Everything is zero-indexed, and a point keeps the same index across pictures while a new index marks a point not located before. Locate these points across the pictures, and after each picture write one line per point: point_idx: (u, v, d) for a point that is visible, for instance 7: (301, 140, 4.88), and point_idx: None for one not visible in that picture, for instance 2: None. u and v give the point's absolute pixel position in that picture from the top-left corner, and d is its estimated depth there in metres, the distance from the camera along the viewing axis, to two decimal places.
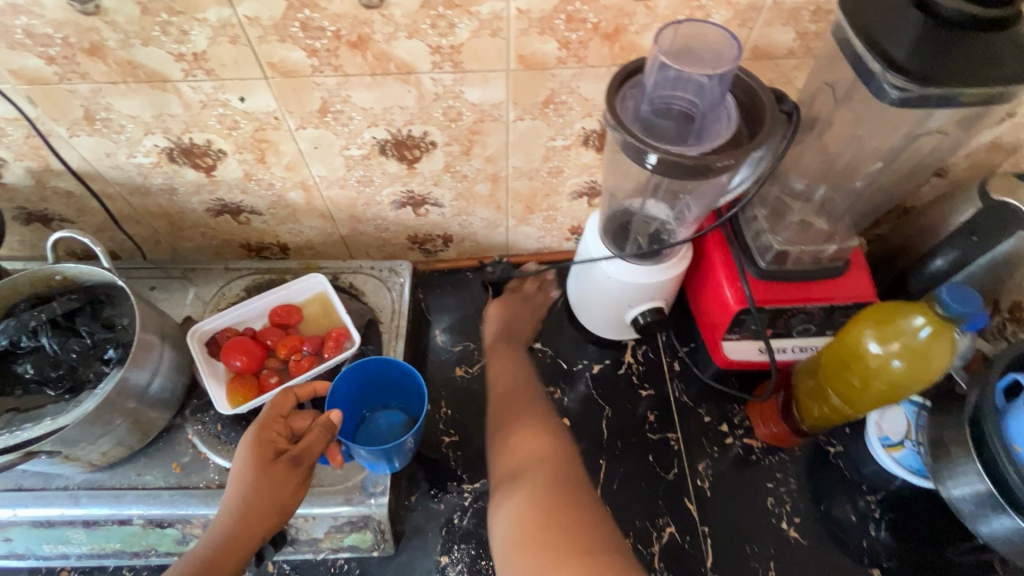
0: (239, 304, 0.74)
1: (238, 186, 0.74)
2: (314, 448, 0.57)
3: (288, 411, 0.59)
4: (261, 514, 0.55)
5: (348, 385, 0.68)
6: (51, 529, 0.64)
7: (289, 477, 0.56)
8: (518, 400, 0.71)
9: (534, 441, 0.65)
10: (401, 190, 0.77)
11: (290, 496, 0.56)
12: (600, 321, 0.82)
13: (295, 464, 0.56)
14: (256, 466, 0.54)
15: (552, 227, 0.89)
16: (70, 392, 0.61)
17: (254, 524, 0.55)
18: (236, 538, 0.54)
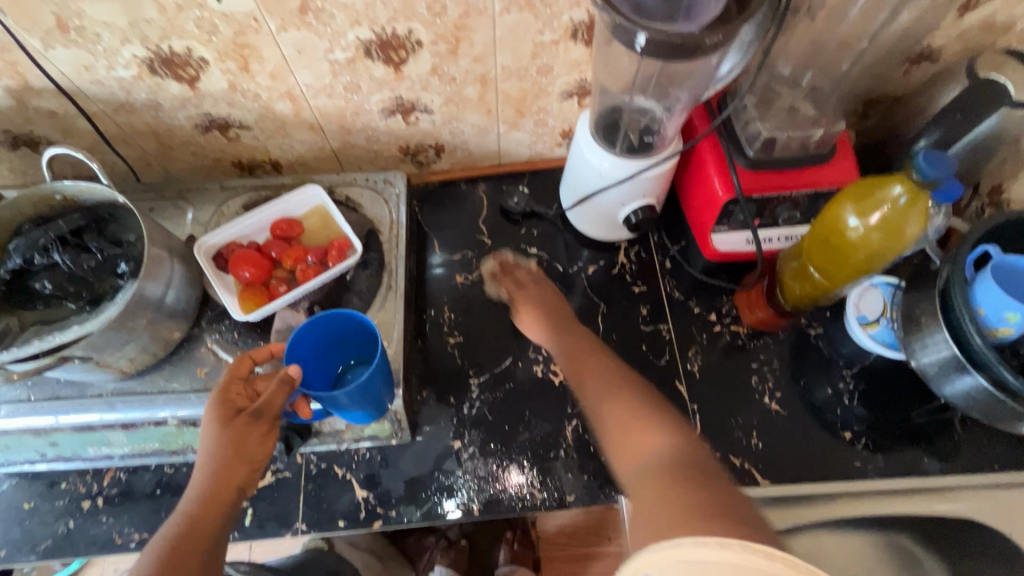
0: (240, 219, 0.75)
1: (224, 98, 0.73)
2: (276, 399, 0.59)
3: (246, 375, 0.62)
4: (231, 468, 0.57)
5: (306, 344, 0.67)
6: (92, 433, 0.70)
7: (252, 429, 0.58)
8: (613, 383, 0.55)
9: (624, 417, 0.51)
10: (390, 96, 0.77)
11: (257, 448, 0.59)
12: (594, 224, 0.85)
13: (259, 414, 0.58)
14: (219, 421, 0.57)
15: (542, 132, 0.88)
16: (91, 304, 0.63)
17: (229, 480, 0.56)
18: (214, 493, 0.56)
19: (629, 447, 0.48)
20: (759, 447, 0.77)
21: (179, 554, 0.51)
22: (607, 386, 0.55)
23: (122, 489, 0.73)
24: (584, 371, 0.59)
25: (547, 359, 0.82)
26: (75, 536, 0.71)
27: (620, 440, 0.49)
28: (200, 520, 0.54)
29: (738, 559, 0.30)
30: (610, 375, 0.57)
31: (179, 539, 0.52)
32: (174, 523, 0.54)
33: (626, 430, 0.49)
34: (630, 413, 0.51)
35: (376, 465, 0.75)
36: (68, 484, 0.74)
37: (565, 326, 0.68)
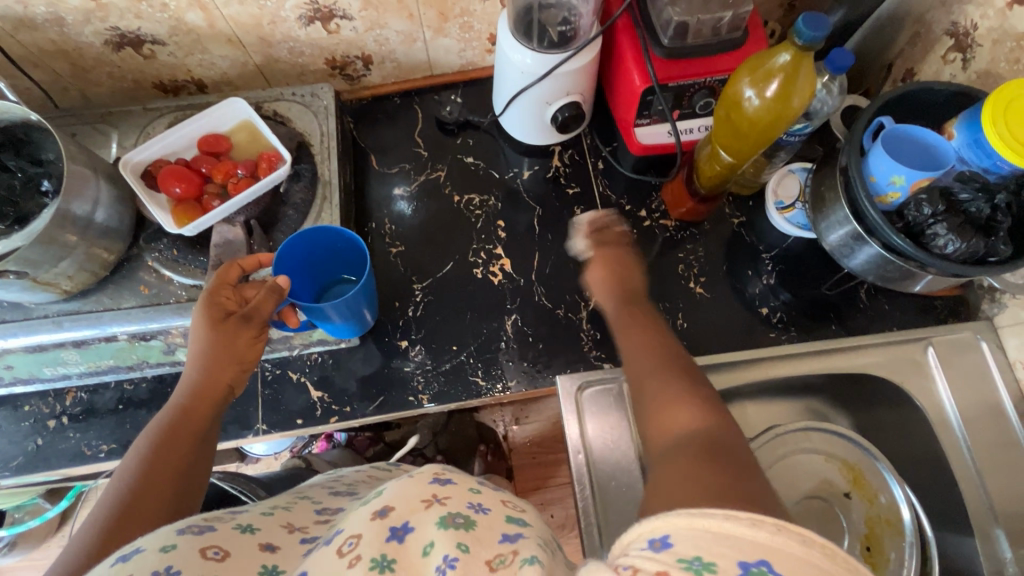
0: (164, 135, 0.75)
1: (130, 9, 0.71)
2: (263, 309, 0.62)
3: (235, 282, 0.64)
4: (222, 367, 0.61)
5: (293, 258, 0.70)
6: (46, 353, 0.72)
7: (241, 333, 0.62)
8: (666, 375, 0.46)
9: (681, 415, 0.42)
10: (305, 2, 0.75)
11: (246, 351, 0.63)
12: (526, 128, 0.86)
13: (247, 321, 0.62)
14: (209, 322, 0.60)
15: (470, 37, 0.88)
16: (18, 221, 0.64)
17: (218, 380, 0.60)
18: (204, 387, 0.60)
19: (658, 404, 0.44)
20: (685, 326, 0.83)
21: (175, 439, 0.55)
22: (661, 359, 0.48)
23: (84, 406, 0.77)
24: (649, 346, 0.51)
25: (486, 261, 0.86)
26: (45, 451, 0.75)
27: (650, 423, 0.44)
28: (192, 412, 0.58)
29: (779, 543, 0.29)
30: (666, 359, 0.48)
31: (174, 427, 0.56)
32: (168, 413, 0.58)
33: (671, 420, 0.42)
34: (666, 395, 0.44)
35: (328, 367, 0.80)
36: (30, 406, 0.77)
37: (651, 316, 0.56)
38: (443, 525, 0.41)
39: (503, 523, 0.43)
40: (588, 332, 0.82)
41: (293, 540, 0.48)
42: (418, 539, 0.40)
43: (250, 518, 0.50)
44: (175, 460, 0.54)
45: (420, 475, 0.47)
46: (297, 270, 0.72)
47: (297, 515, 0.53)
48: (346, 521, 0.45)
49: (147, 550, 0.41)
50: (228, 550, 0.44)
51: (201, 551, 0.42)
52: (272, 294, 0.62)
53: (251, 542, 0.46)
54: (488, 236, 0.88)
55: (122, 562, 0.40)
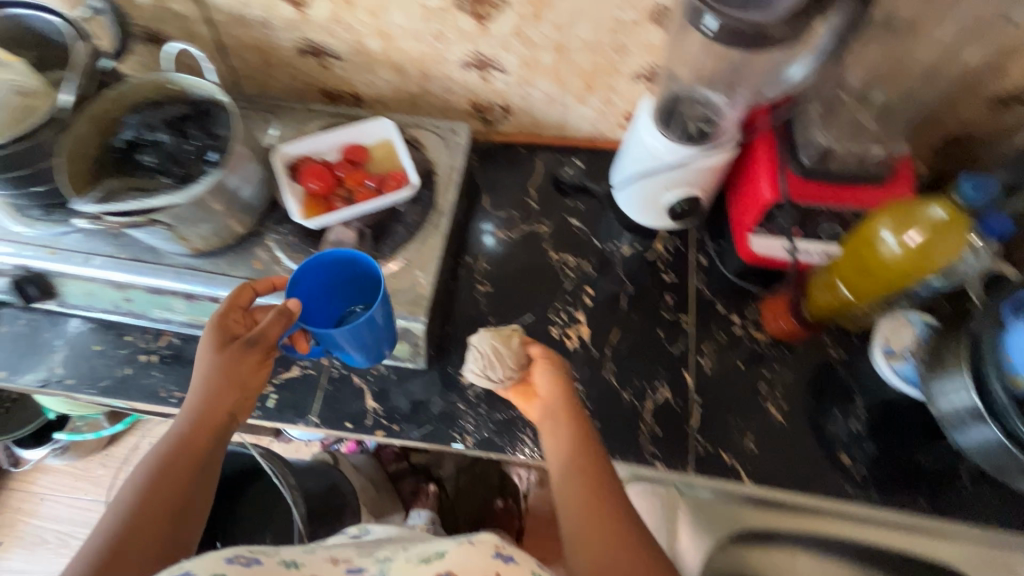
0: (317, 135, 0.84)
1: (325, 27, 0.81)
2: (270, 330, 0.62)
3: (245, 307, 0.66)
4: (225, 392, 0.62)
5: (317, 283, 0.69)
6: (160, 296, 0.80)
7: (245, 358, 0.63)
8: (598, 502, 0.54)
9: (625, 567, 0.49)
10: (471, 51, 0.82)
11: (250, 375, 0.63)
12: (639, 207, 0.87)
13: (252, 348, 0.63)
14: (214, 346, 0.62)
15: (608, 111, 0.91)
16: (181, 180, 0.73)
17: (216, 408, 0.61)
18: (205, 418, 0.61)
19: (585, 504, 0.54)
20: (753, 451, 0.78)
21: (166, 478, 0.56)
22: (596, 464, 0.57)
23: (174, 352, 0.84)
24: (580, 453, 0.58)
25: (565, 323, 0.86)
26: (129, 382, 0.82)
27: (583, 532, 0.52)
28: (187, 446, 0.59)
29: None
30: (598, 482, 0.56)
31: (168, 463, 0.57)
32: (166, 443, 0.59)
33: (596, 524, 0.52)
34: (594, 503, 0.54)
35: (390, 382, 0.82)
36: (131, 337, 0.85)
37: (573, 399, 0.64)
38: None
39: None
40: (648, 427, 0.79)
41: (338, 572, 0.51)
42: None
43: (295, 552, 0.52)
44: (166, 502, 0.55)
45: (481, 546, 0.47)
46: (316, 295, 0.71)
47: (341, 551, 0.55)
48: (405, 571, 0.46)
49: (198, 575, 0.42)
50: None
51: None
52: (274, 322, 0.62)
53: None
54: (573, 298, 0.88)
55: None
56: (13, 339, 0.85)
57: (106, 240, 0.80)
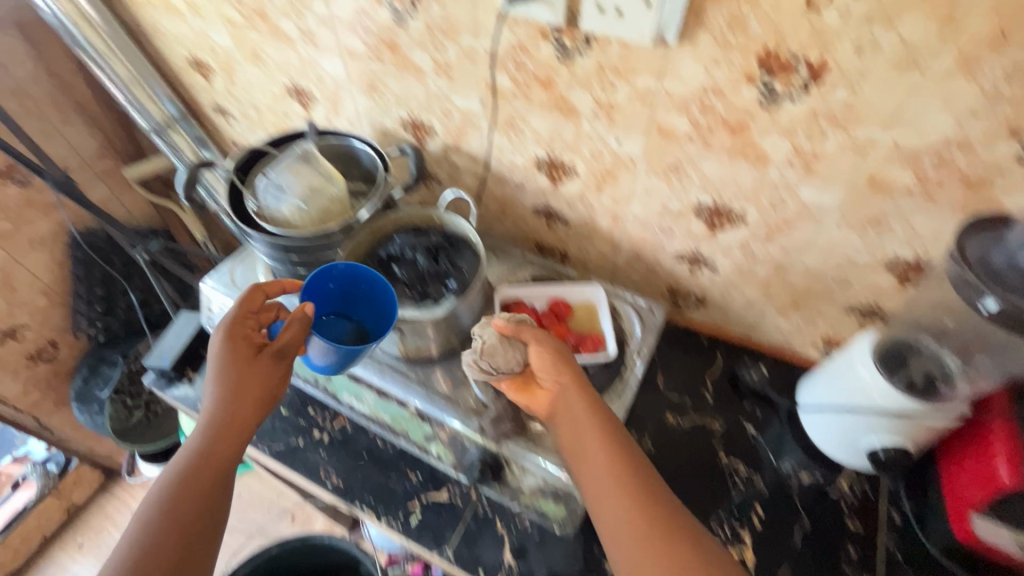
0: (533, 284, 0.93)
1: (568, 200, 0.93)
2: (285, 340, 0.71)
3: (256, 311, 0.75)
4: (244, 397, 0.69)
5: (321, 283, 0.81)
6: (356, 385, 0.87)
7: (272, 366, 0.72)
8: (668, 530, 0.59)
9: None
10: (691, 247, 0.89)
11: (272, 382, 0.72)
12: (829, 436, 0.82)
13: (268, 349, 0.72)
14: (237, 355, 0.71)
15: (807, 329, 0.91)
16: (419, 295, 0.83)
17: (235, 420, 0.69)
18: (223, 428, 0.68)
19: (625, 518, 0.60)
20: None
21: (184, 504, 0.62)
22: (648, 488, 0.63)
23: (345, 437, 0.90)
24: (623, 497, 0.62)
25: (727, 538, 0.80)
26: (298, 453, 0.89)
27: (631, 544, 0.59)
28: (205, 460, 0.66)
29: None
30: (670, 536, 0.58)
31: (185, 478, 0.64)
32: (179, 466, 0.65)
33: (648, 520, 0.60)
34: (667, 527, 0.59)
35: (533, 541, 0.79)
36: (313, 411, 0.93)
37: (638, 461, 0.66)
38: None
39: None
40: None
41: None
42: None
43: None
44: (183, 522, 0.61)
45: None
46: (321, 294, 0.83)
47: None
48: None
49: None
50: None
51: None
52: (286, 334, 0.71)
53: None
54: (740, 512, 0.82)
55: None
56: None
57: None
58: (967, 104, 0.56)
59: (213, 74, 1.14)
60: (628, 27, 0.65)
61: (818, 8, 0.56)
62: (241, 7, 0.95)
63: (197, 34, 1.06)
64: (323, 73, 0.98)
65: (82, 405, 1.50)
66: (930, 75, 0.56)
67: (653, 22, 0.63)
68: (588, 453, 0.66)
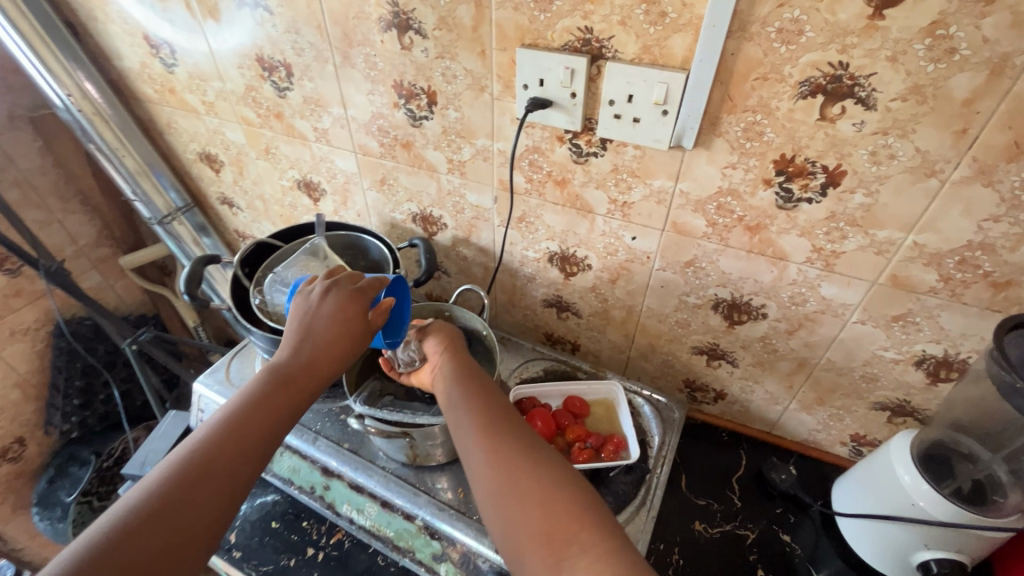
0: (547, 382, 0.89)
1: (580, 292, 0.92)
2: (376, 321, 0.66)
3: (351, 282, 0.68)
4: (328, 350, 0.62)
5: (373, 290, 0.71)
6: (358, 494, 0.80)
7: (357, 330, 0.64)
8: (524, 481, 0.54)
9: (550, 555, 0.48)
10: (708, 340, 0.87)
11: (352, 347, 0.64)
12: (874, 549, 0.75)
13: (360, 336, 0.64)
14: (336, 304, 0.64)
15: (833, 426, 0.87)
16: (431, 399, 0.79)
17: (292, 397, 0.59)
18: (307, 364, 0.61)
19: (509, 486, 0.54)
20: None
21: (225, 457, 0.53)
22: (530, 452, 0.56)
23: (341, 555, 0.81)
24: (503, 471, 0.55)
25: None
26: None
27: (513, 515, 0.52)
28: (247, 430, 0.55)
29: None
30: (545, 496, 0.52)
31: (217, 445, 0.53)
32: (218, 426, 0.55)
33: (534, 491, 0.53)
34: (545, 488, 0.53)
35: None
36: (307, 524, 0.84)
37: (497, 407, 0.63)
38: None
39: None
40: None
41: None
42: None
43: None
44: (238, 448, 0.54)
45: None
46: None
47: None
48: None
49: None
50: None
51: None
52: (379, 317, 0.66)
53: None
54: None
55: None
56: None
57: (337, 425, 0.88)
58: (987, 210, 0.57)
59: (223, 167, 1.15)
60: (645, 134, 0.66)
61: (832, 120, 0.58)
62: (257, 107, 0.97)
63: (211, 131, 1.08)
64: (335, 168, 0.99)
65: (44, 510, 1.38)
66: (948, 183, 0.57)
67: (671, 130, 0.64)
68: (460, 421, 0.62)
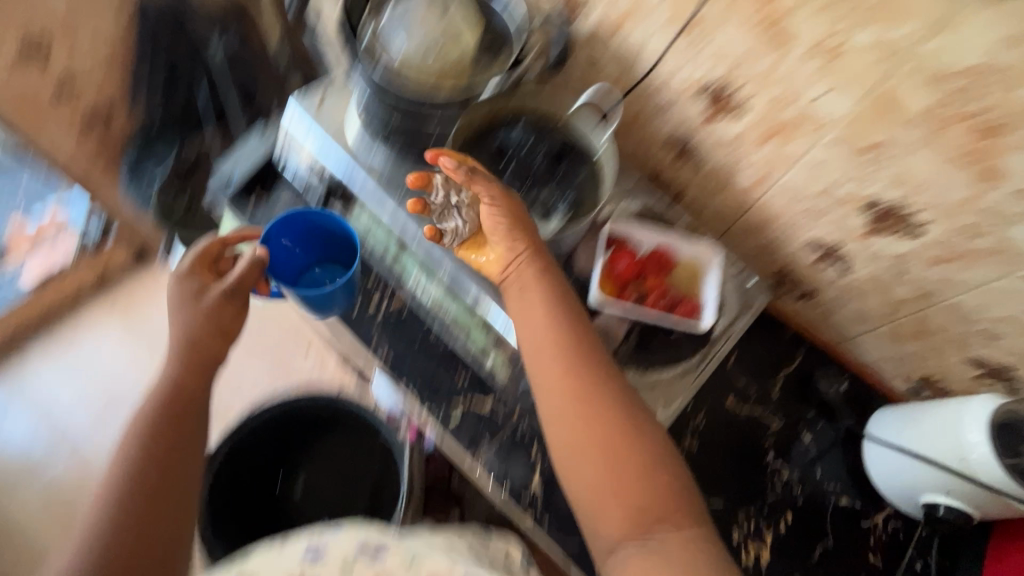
0: (645, 224, 0.82)
1: (714, 140, 0.80)
2: (246, 276, 0.73)
3: (216, 257, 0.76)
4: (203, 342, 0.73)
5: (286, 232, 0.81)
6: (428, 271, 0.82)
7: (227, 305, 0.73)
8: (591, 441, 0.62)
9: (620, 509, 0.59)
10: (831, 239, 0.78)
11: (229, 323, 0.74)
12: (889, 475, 0.79)
13: (224, 326, 0.74)
14: (181, 308, 0.73)
15: (909, 361, 0.84)
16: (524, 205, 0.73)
17: (184, 397, 0.71)
18: (198, 346, 0.72)
19: (577, 446, 0.63)
20: None
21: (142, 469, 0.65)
22: (600, 414, 0.63)
23: (400, 319, 0.87)
24: (575, 425, 0.63)
25: (748, 535, 0.79)
26: (352, 318, 0.86)
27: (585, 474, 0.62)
28: (152, 444, 0.67)
29: None
30: (614, 458, 0.61)
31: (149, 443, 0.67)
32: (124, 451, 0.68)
33: (601, 459, 0.62)
34: (614, 460, 0.61)
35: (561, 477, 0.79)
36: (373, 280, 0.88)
37: (565, 346, 0.66)
38: None
39: None
40: None
41: None
42: None
43: None
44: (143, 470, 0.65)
45: None
46: (292, 246, 0.85)
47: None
48: None
49: None
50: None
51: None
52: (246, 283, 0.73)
53: None
54: (768, 515, 0.80)
55: None
56: None
57: None
58: None
59: None
60: None
61: None
62: None
63: None
64: None
65: (134, 177, 1.40)
66: None
67: None
68: (532, 362, 0.68)
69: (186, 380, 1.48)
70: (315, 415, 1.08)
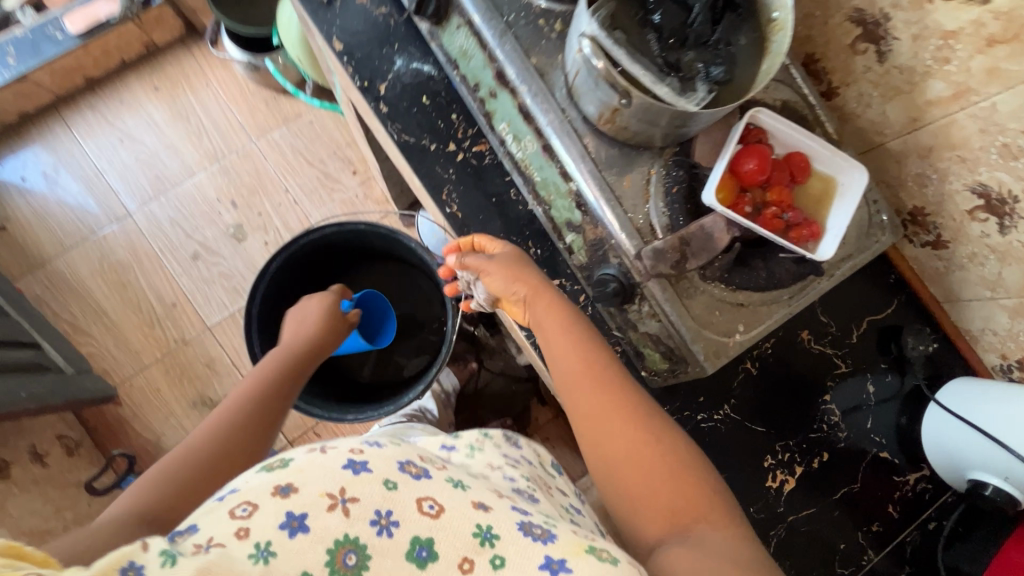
0: (794, 125, 0.67)
1: (919, 29, 0.62)
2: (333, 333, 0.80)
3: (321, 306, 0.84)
4: (311, 353, 0.75)
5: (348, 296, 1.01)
6: (523, 122, 0.71)
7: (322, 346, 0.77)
8: (619, 428, 0.55)
9: (654, 502, 0.52)
10: (1008, 188, 0.65)
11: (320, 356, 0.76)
12: (945, 444, 0.77)
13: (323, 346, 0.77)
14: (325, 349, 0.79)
15: (1018, 340, 0.76)
16: (665, 66, 0.59)
17: (291, 365, 0.70)
18: (309, 344, 0.75)
19: (605, 444, 0.55)
20: None
21: (237, 420, 0.60)
22: (628, 401, 0.57)
23: (479, 168, 0.78)
24: (602, 416, 0.56)
25: (781, 463, 0.79)
26: (426, 157, 0.77)
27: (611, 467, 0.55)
28: (259, 396, 0.64)
29: None
30: (646, 447, 0.54)
31: (252, 395, 0.63)
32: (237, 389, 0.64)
33: (634, 450, 0.54)
34: (642, 451, 0.54)
35: None
36: (456, 118, 0.78)
37: (589, 342, 0.61)
38: (592, 551, 0.42)
39: (583, 554, 0.42)
40: None
41: (499, 498, 0.48)
42: (540, 549, 0.42)
43: (460, 477, 0.50)
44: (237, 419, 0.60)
45: (576, 532, 0.46)
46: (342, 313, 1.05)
47: (480, 487, 0.49)
48: (514, 508, 0.46)
49: (375, 468, 0.45)
50: (260, 503, 0.41)
51: (229, 512, 0.41)
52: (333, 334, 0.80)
53: (466, 498, 0.46)
54: (806, 450, 0.79)
55: (354, 471, 0.45)
56: (370, 22, 0.77)
57: (531, 25, 0.69)
58: None
59: None
60: None
61: None
62: None
63: None
64: None
65: None
66: None
67: None
68: (555, 368, 0.62)
69: (240, 182, 1.44)
70: (367, 245, 1.03)
